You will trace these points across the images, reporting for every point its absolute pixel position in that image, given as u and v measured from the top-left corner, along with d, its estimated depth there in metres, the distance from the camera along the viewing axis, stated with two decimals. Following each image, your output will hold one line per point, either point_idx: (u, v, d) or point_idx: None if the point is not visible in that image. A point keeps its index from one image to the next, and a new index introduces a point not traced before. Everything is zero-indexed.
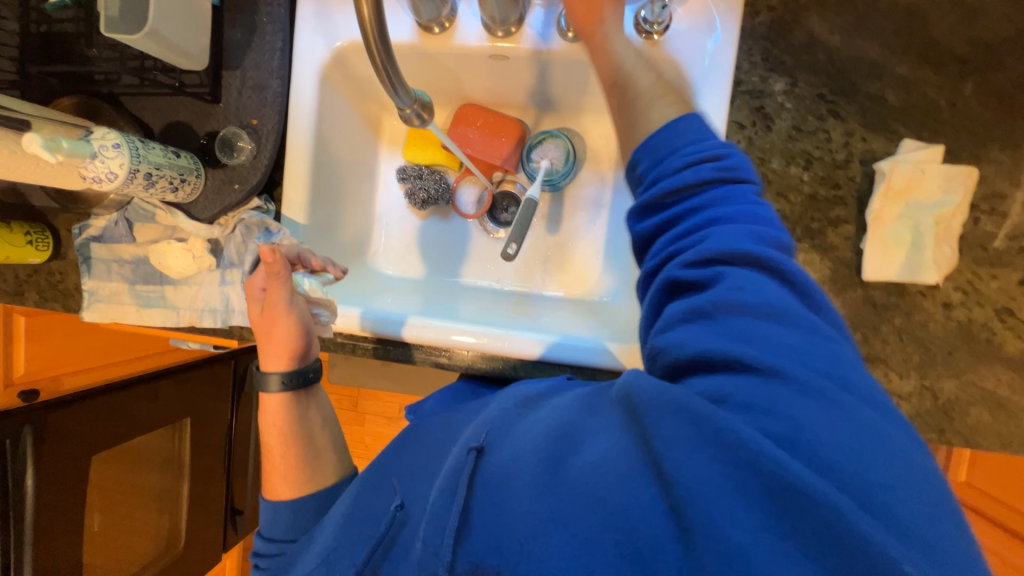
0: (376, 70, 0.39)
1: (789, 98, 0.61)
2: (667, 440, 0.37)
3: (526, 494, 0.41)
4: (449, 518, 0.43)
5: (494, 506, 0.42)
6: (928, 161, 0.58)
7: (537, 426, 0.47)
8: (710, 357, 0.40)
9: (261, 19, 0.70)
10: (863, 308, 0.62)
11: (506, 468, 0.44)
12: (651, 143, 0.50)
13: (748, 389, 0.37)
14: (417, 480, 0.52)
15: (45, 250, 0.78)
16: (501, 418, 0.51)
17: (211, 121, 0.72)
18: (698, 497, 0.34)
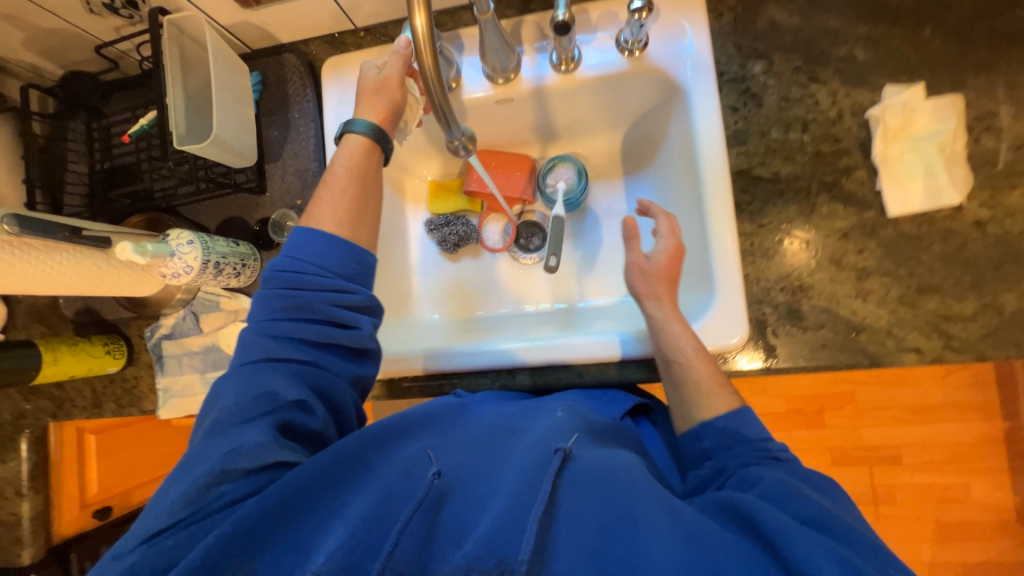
0: (435, 112, 0.46)
1: (769, 76, 0.68)
2: (770, 514, 0.46)
3: (628, 524, 0.45)
4: (537, 506, 0.45)
5: (590, 517, 0.46)
6: (914, 100, 0.63)
7: (623, 460, 0.53)
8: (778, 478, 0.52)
9: (294, 115, 0.81)
10: (899, 243, 0.64)
11: (602, 482, 0.49)
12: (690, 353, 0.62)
13: (823, 511, 0.48)
14: (476, 473, 0.51)
15: (121, 356, 0.82)
16: (585, 432, 0.55)
17: (261, 210, 0.81)
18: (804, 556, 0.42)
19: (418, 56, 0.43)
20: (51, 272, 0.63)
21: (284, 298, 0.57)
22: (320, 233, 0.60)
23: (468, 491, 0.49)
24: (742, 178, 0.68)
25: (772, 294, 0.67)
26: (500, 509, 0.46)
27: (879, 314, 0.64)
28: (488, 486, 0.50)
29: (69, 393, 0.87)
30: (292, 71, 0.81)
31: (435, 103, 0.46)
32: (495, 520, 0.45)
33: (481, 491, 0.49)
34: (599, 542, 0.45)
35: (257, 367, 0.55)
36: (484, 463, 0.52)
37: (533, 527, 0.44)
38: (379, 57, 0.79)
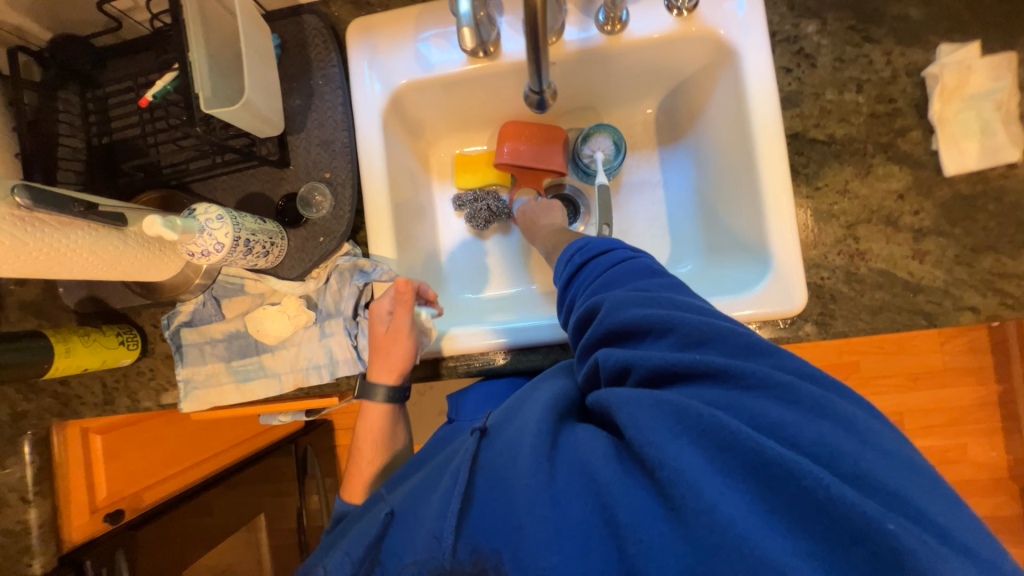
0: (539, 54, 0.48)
1: (823, 36, 0.67)
2: (640, 426, 0.38)
3: (526, 492, 0.40)
4: (453, 500, 0.45)
5: (490, 493, 0.44)
6: (970, 58, 0.63)
7: (530, 411, 0.48)
8: (663, 364, 0.42)
9: (318, 82, 0.75)
10: (954, 203, 0.64)
11: (509, 449, 0.45)
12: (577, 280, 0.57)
13: (761, 409, 0.37)
14: (422, 483, 0.53)
15: (135, 347, 0.76)
16: (513, 405, 0.52)
17: (286, 185, 0.75)
18: (682, 472, 0.35)
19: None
20: (67, 252, 0.57)
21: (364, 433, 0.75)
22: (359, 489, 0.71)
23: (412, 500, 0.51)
24: (797, 141, 0.67)
25: (830, 258, 0.66)
26: (433, 504, 0.47)
27: (935, 275, 0.64)
28: (427, 486, 0.51)
29: (76, 390, 0.80)
30: (314, 34, 0.75)
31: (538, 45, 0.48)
32: (429, 524, 0.46)
33: (421, 494, 0.51)
34: (495, 518, 0.43)
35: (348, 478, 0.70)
36: (436, 466, 0.53)
37: (451, 515, 0.44)
38: (410, 19, 0.74)
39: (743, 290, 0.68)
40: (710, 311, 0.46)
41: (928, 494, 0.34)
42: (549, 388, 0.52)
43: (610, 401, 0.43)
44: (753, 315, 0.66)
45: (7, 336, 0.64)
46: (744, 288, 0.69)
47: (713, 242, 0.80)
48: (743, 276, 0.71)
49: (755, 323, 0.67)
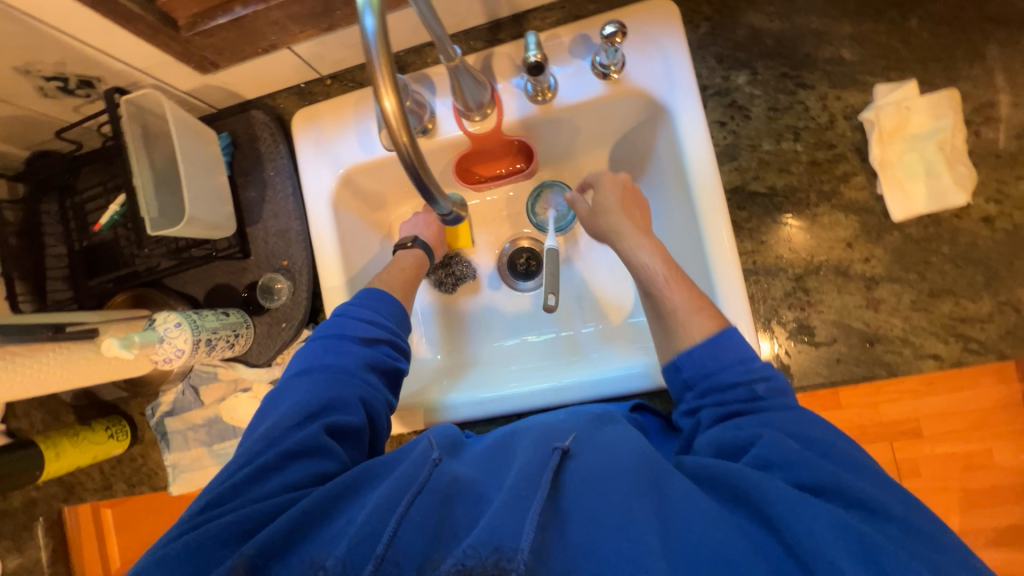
0: (414, 182, 0.41)
1: (754, 86, 0.66)
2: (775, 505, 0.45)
3: (636, 517, 0.46)
4: (533, 506, 0.46)
5: (594, 507, 0.47)
6: (908, 98, 0.61)
7: (628, 452, 0.52)
8: (739, 437, 0.52)
9: (269, 174, 0.78)
10: (906, 248, 0.62)
11: (600, 478, 0.49)
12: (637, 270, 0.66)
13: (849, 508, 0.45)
14: (481, 483, 0.52)
15: (125, 437, 0.81)
16: (582, 425, 0.56)
17: (247, 274, 0.79)
18: (785, 518, 0.44)
19: (388, 134, 0.39)
20: (41, 374, 0.61)
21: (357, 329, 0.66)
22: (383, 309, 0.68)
23: (468, 492, 0.51)
24: (738, 195, 0.66)
25: (781, 313, 0.65)
26: (503, 499, 0.47)
27: (893, 322, 0.62)
28: (485, 489, 0.51)
29: (79, 477, 0.86)
30: (261, 128, 0.78)
31: (414, 173, 0.41)
32: (496, 515, 0.46)
33: (479, 497, 0.50)
34: (600, 536, 0.45)
35: (314, 372, 0.62)
36: (488, 469, 0.54)
37: (533, 521, 0.45)
38: (348, 105, 0.76)
39: None
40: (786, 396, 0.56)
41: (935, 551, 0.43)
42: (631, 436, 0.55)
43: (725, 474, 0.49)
44: None
45: (4, 450, 0.71)
46: None
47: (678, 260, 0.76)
48: None
49: None
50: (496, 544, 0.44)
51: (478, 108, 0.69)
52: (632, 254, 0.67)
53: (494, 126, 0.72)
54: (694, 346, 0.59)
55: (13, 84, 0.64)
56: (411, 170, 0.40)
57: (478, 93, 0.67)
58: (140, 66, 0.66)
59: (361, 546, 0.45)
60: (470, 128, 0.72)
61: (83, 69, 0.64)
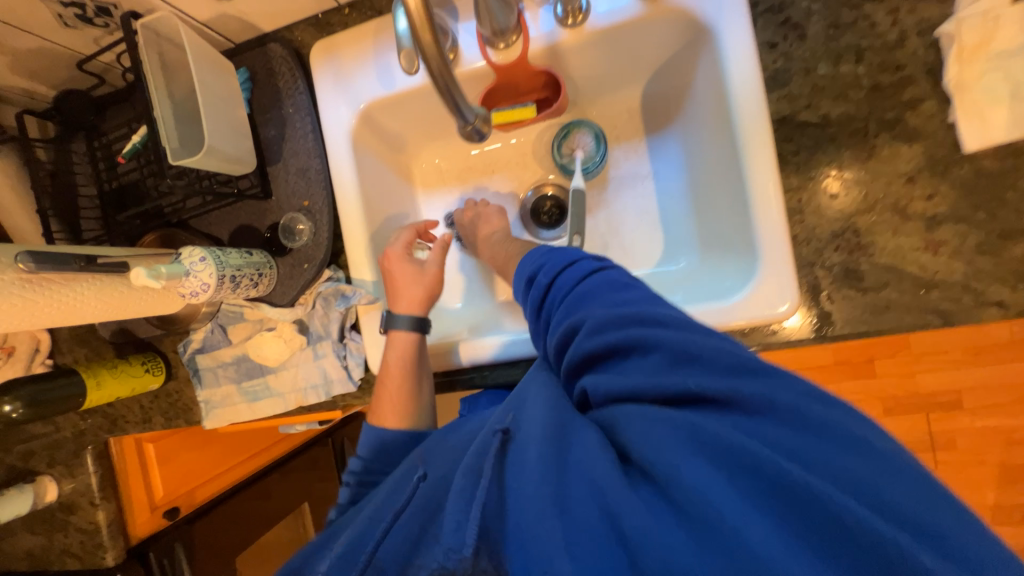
0: (439, 88, 0.40)
1: (813, 1, 0.59)
2: (683, 486, 0.36)
3: (542, 512, 0.39)
4: (475, 505, 0.43)
5: (523, 499, 0.41)
6: (997, 7, 0.53)
7: (547, 426, 0.45)
8: (665, 390, 0.42)
9: (288, 111, 0.76)
10: (977, 183, 0.56)
11: (517, 464, 0.43)
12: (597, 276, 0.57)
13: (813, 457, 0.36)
14: (441, 482, 0.49)
15: (160, 373, 0.85)
16: (517, 400, 0.51)
17: (269, 214, 0.78)
18: (700, 494, 0.35)
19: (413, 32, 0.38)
20: (77, 303, 0.63)
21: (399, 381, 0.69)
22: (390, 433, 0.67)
23: (426, 502, 0.48)
24: (785, 126, 0.60)
25: (826, 255, 0.60)
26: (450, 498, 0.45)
27: (953, 267, 0.57)
28: (441, 493, 0.48)
29: (121, 410, 0.91)
30: (279, 62, 0.76)
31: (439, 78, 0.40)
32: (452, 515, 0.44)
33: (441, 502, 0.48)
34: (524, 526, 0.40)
35: None
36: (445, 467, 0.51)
37: (476, 516, 0.42)
38: (368, 35, 0.72)
39: (724, 297, 0.63)
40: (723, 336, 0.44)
41: (922, 502, 0.34)
42: (546, 400, 0.48)
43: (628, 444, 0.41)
44: (742, 319, 0.61)
45: (48, 377, 0.74)
46: (727, 294, 0.63)
47: (705, 241, 0.74)
48: (728, 279, 0.66)
49: (737, 329, 0.63)
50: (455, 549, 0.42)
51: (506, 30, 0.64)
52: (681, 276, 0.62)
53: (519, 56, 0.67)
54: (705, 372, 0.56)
55: (34, 10, 0.63)
56: (441, 82, 0.40)
57: (508, 14, 0.62)
58: None
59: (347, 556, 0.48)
60: (494, 57, 0.68)
61: None
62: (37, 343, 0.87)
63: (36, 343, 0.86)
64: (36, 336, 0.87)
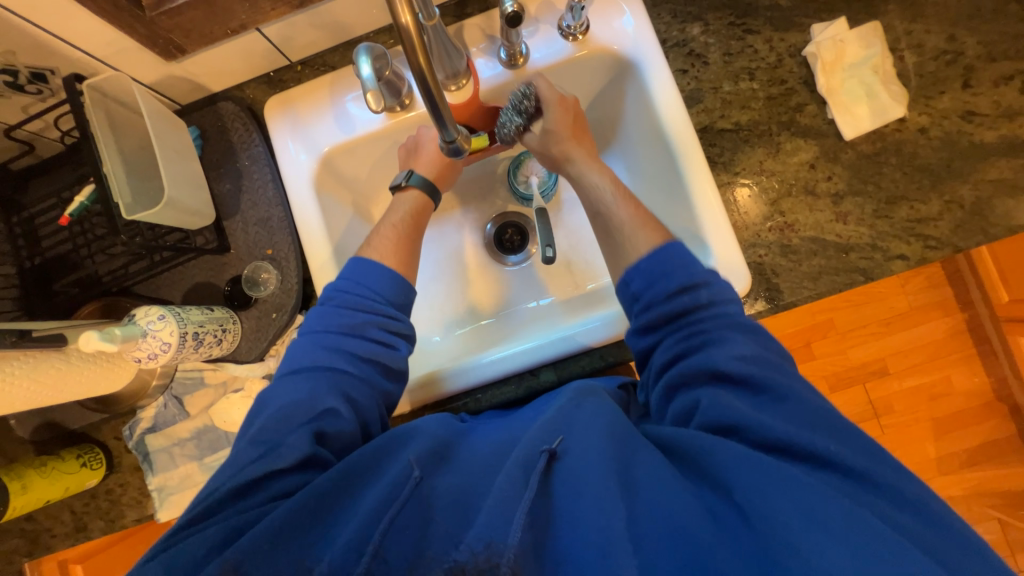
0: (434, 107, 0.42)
1: (708, 35, 0.72)
2: (742, 484, 0.45)
3: (605, 519, 0.44)
4: (522, 509, 0.45)
5: (582, 512, 0.46)
6: (840, 33, 0.69)
7: (604, 442, 0.49)
8: (711, 406, 0.51)
9: (244, 164, 0.76)
10: (860, 163, 0.69)
11: (575, 481, 0.47)
12: (643, 267, 0.60)
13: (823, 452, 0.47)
14: (468, 492, 0.49)
15: (100, 466, 0.73)
16: (564, 418, 0.52)
17: (229, 268, 0.75)
18: (756, 504, 0.44)
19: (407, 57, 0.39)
20: (6, 387, 0.55)
21: (343, 318, 0.61)
22: (373, 268, 0.65)
23: (450, 501, 0.48)
24: (708, 134, 0.71)
25: (763, 236, 0.69)
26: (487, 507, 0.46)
27: (861, 232, 0.68)
28: (472, 496, 0.49)
29: (44, 523, 0.76)
30: (231, 119, 0.76)
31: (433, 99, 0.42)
32: (487, 517, 0.45)
33: (463, 505, 0.48)
34: (575, 535, 0.45)
35: (309, 373, 0.58)
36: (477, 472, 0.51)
37: (521, 524, 0.44)
38: (323, 87, 0.76)
39: None
40: (765, 360, 0.54)
41: (909, 487, 0.45)
42: (604, 418, 0.52)
43: (702, 450, 0.48)
44: None
45: None
46: None
47: None
48: None
49: None
50: (488, 552, 0.44)
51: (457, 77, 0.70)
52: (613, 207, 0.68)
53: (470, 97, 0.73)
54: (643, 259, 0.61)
55: None
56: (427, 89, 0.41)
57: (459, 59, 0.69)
58: (98, 54, 0.63)
59: (349, 550, 0.45)
60: (448, 98, 0.73)
61: (37, 59, 0.61)
62: None
63: None
64: None
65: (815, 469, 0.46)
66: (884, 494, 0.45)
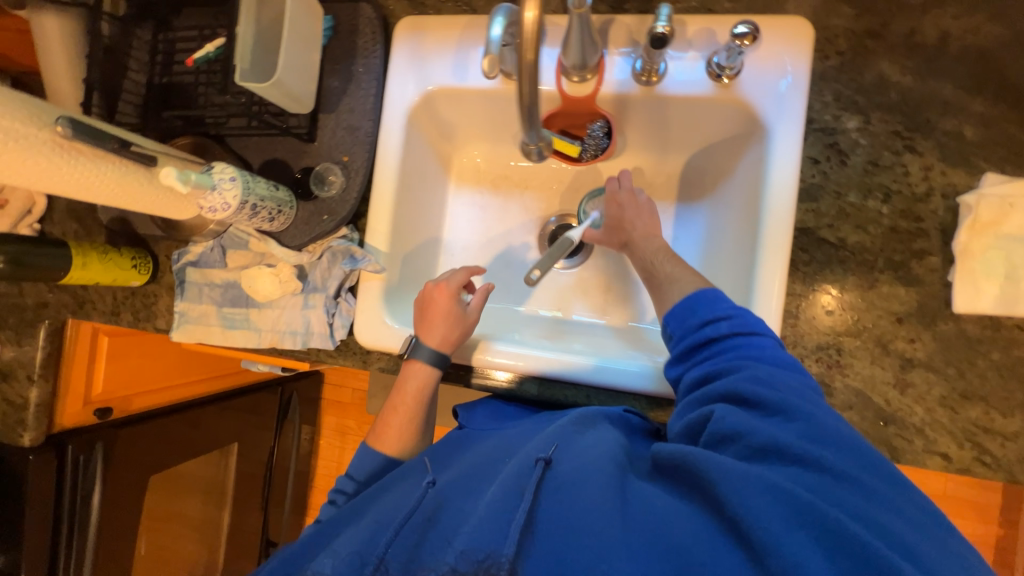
0: (521, 111, 0.47)
1: (863, 135, 0.63)
2: (750, 504, 0.44)
3: (596, 519, 0.47)
4: (517, 518, 0.49)
5: (571, 516, 0.49)
6: (1016, 195, 0.58)
7: (601, 460, 0.53)
8: (728, 435, 0.51)
9: (357, 69, 0.78)
10: (956, 341, 0.60)
11: (567, 489, 0.51)
12: (676, 312, 0.63)
13: (824, 484, 0.46)
14: (467, 492, 0.57)
15: (146, 273, 0.84)
16: (563, 434, 0.58)
17: (306, 158, 0.80)
18: (768, 531, 0.42)
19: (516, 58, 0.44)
20: (98, 185, 0.63)
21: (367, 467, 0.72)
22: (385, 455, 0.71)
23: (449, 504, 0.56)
24: (805, 236, 0.64)
25: (807, 363, 0.64)
26: (486, 510, 0.51)
27: (914, 410, 0.61)
28: (472, 500, 0.55)
29: (92, 295, 0.90)
30: (365, 22, 0.78)
31: (523, 103, 0.48)
32: (483, 520, 0.49)
33: (459, 510, 0.55)
34: (570, 539, 0.47)
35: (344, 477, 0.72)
36: (483, 474, 0.59)
37: (516, 527, 0.48)
38: (456, 26, 0.76)
39: None
40: (796, 390, 0.53)
41: (925, 541, 0.44)
42: (604, 443, 0.56)
43: (704, 466, 0.48)
44: None
45: (37, 242, 0.70)
46: None
47: None
48: None
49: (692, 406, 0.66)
50: (482, 554, 0.47)
51: (583, 70, 0.68)
52: (656, 260, 0.71)
53: (589, 93, 0.71)
54: (672, 307, 0.64)
55: None
56: (523, 104, 0.47)
57: (593, 53, 0.66)
58: None
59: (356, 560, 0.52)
60: (566, 87, 0.71)
61: None
62: (31, 205, 0.89)
63: (31, 205, 0.90)
64: (33, 198, 0.90)
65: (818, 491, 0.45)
66: (898, 539, 0.43)
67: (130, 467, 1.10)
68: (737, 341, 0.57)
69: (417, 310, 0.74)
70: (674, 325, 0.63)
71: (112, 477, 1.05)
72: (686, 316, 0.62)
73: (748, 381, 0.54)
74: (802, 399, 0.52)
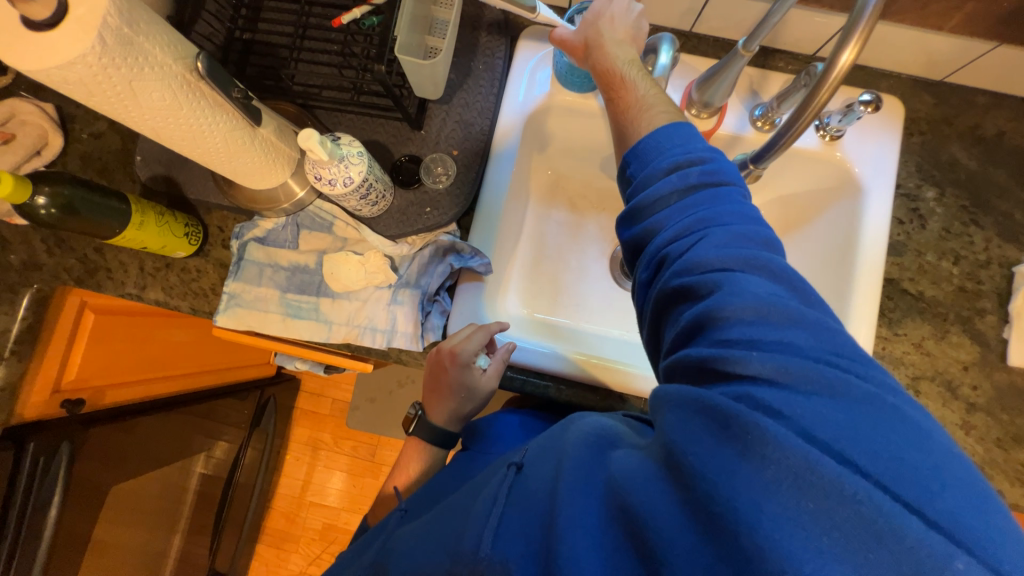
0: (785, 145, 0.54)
1: (938, 205, 0.73)
2: (693, 454, 0.36)
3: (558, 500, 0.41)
4: (489, 517, 0.43)
5: (531, 512, 0.42)
6: None
7: (570, 446, 0.46)
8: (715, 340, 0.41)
9: (477, 66, 0.77)
10: (1009, 390, 0.69)
11: (535, 482, 0.45)
12: (638, 147, 0.53)
13: (824, 416, 0.36)
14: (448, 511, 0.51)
15: (194, 244, 0.72)
16: (551, 434, 0.51)
17: (410, 145, 0.75)
18: (723, 488, 0.34)
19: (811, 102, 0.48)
20: (200, 134, 0.54)
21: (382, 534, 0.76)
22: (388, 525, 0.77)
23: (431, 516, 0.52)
24: (889, 286, 0.72)
25: None
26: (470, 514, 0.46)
27: (977, 449, 0.68)
28: (455, 510, 0.50)
29: (108, 262, 0.75)
30: (489, 23, 0.78)
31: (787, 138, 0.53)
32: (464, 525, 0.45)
33: (442, 519, 0.50)
34: (526, 530, 0.41)
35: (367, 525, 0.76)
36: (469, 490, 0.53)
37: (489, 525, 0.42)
38: None
39: None
40: (793, 290, 0.43)
41: (960, 498, 0.32)
42: (582, 427, 0.48)
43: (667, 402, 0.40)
44: None
45: (98, 188, 0.59)
46: None
47: None
48: None
49: None
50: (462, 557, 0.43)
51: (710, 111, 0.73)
52: (629, 80, 0.58)
53: (707, 130, 0.74)
54: (649, 134, 0.53)
55: None
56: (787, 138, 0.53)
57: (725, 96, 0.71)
58: None
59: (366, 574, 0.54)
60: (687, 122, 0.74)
61: None
62: (42, 145, 0.76)
63: (41, 146, 0.76)
64: (47, 136, 0.76)
65: (814, 431, 0.35)
66: (920, 500, 0.32)
67: (93, 476, 0.90)
68: (708, 196, 0.47)
69: (429, 375, 0.73)
70: (641, 171, 0.52)
71: (75, 484, 0.85)
72: (655, 154, 0.51)
73: (743, 255, 0.44)
74: (800, 301, 0.42)
